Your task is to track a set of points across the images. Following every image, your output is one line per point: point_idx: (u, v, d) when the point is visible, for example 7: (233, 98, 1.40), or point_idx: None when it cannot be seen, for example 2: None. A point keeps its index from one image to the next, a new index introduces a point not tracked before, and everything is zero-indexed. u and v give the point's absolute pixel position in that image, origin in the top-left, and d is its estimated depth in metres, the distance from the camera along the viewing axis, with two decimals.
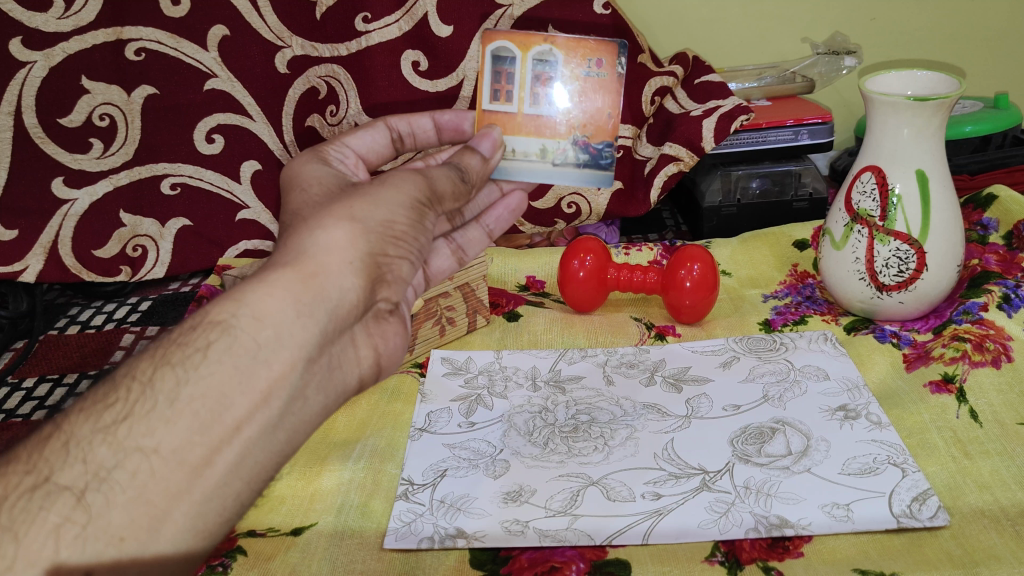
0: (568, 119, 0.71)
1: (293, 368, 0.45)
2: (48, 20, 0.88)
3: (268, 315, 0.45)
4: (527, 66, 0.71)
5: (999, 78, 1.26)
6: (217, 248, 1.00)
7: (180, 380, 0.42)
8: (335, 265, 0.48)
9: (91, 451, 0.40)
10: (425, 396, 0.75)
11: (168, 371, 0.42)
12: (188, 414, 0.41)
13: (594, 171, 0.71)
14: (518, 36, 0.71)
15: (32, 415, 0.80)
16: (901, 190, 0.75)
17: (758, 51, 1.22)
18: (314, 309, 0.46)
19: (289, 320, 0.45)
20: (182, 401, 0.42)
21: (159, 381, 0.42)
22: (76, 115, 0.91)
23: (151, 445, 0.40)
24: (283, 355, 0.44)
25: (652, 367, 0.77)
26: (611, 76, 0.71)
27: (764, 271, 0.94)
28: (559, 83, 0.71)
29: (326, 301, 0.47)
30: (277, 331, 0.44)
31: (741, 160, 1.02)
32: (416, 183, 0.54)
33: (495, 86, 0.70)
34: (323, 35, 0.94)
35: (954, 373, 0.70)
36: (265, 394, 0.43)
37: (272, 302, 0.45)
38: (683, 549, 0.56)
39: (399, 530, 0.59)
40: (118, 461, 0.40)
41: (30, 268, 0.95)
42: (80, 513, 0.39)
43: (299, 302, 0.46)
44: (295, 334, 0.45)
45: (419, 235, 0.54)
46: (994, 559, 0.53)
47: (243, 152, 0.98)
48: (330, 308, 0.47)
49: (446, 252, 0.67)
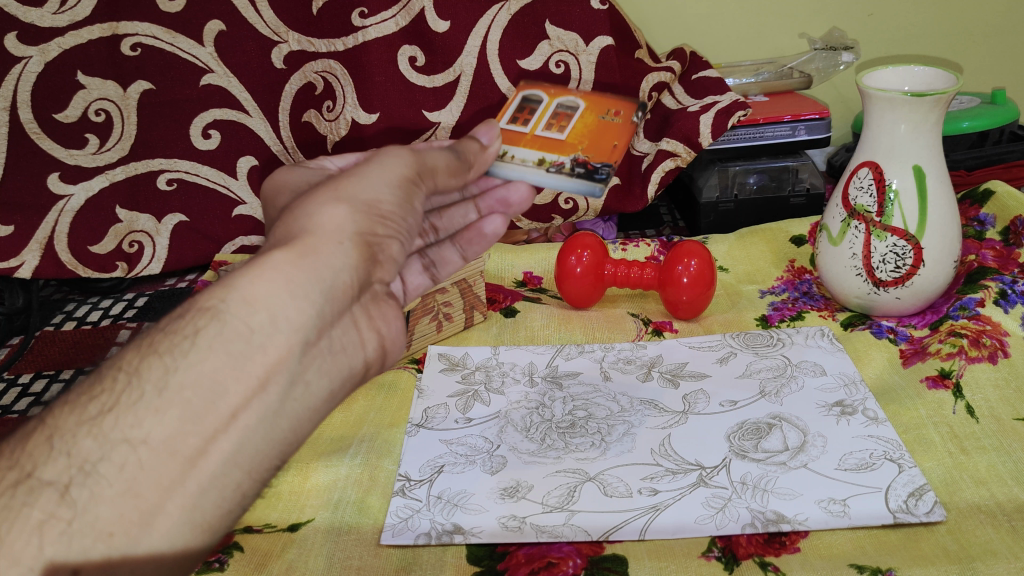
0: (573, 143, 0.72)
1: (290, 353, 0.44)
2: (44, 15, 0.88)
3: (259, 298, 0.44)
4: (551, 107, 0.77)
5: (997, 73, 1.26)
6: (212, 244, 1.00)
7: (168, 369, 0.42)
8: (324, 244, 0.48)
9: (75, 443, 0.40)
10: (422, 393, 0.75)
11: (155, 360, 0.42)
12: (177, 404, 0.41)
13: (586, 181, 0.68)
14: (552, 90, 0.79)
15: (28, 411, 0.80)
16: (898, 185, 0.75)
17: (756, 46, 1.22)
18: (309, 290, 0.46)
19: (283, 302, 0.44)
20: (170, 389, 0.41)
21: (146, 370, 0.42)
22: (72, 111, 0.91)
23: (139, 436, 0.40)
24: (278, 339, 0.44)
25: (649, 363, 0.77)
26: (624, 122, 0.75)
27: (761, 266, 0.94)
28: (576, 122, 0.75)
29: (320, 281, 0.46)
30: (270, 314, 0.44)
31: (738, 155, 1.02)
32: (401, 161, 0.54)
33: (517, 114, 0.76)
34: (319, 30, 0.94)
35: (950, 369, 0.70)
36: (263, 379, 0.43)
37: (262, 284, 0.44)
38: (680, 544, 0.56)
39: (397, 526, 0.59)
40: (104, 453, 0.40)
41: (25, 264, 0.94)
42: (65, 509, 0.39)
43: (292, 282, 0.45)
44: (290, 317, 0.44)
45: (407, 216, 0.54)
46: (990, 554, 0.53)
47: (239, 148, 0.97)
48: (324, 288, 0.46)
49: (419, 268, 0.66)
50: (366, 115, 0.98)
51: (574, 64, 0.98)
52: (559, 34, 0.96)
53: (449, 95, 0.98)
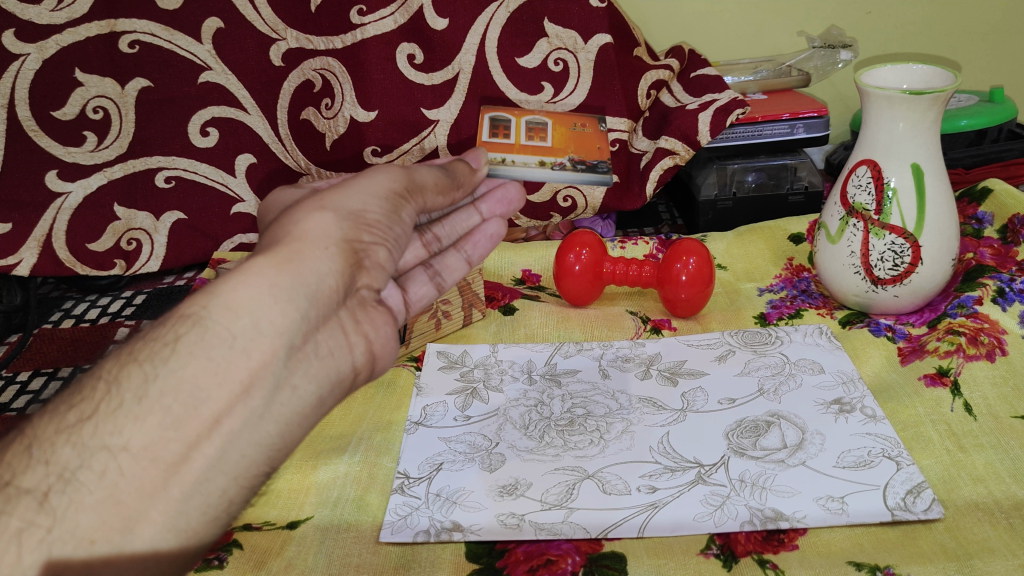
0: (562, 148, 0.76)
1: (274, 356, 0.44)
2: (41, 13, 0.89)
3: (241, 304, 0.44)
4: (521, 123, 0.79)
5: (994, 72, 1.26)
6: (211, 242, 1.00)
7: (148, 377, 0.42)
8: (310, 250, 0.48)
9: (54, 452, 0.40)
10: (421, 390, 0.75)
11: (135, 368, 0.42)
12: (158, 410, 0.41)
13: (593, 175, 0.72)
14: (514, 111, 0.82)
15: (26, 408, 0.80)
16: (896, 183, 0.75)
17: (755, 44, 1.22)
18: (292, 295, 0.46)
19: (266, 307, 0.44)
20: (151, 396, 0.41)
21: (126, 378, 0.42)
22: (70, 107, 0.91)
23: (118, 444, 0.40)
24: (263, 343, 0.44)
25: (648, 361, 0.77)
26: (594, 132, 0.80)
27: (759, 264, 0.94)
28: (552, 132, 0.79)
29: (304, 286, 0.46)
30: (254, 319, 0.44)
31: (737, 153, 1.02)
32: (390, 175, 0.55)
33: (494, 131, 0.78)
34: (317, 27, 0.94)
35: (949, 366, 0.71)
36: (246, 384, 0.43)
37: (245, 289, 0.44)
38: (678, 541, 0.56)
39: (396, 523, 0.59)
40: (84, 460, 0.40)
41: (24, 262, 0.94)
42: (44, 516, 0.39)
43: (275, 287, 0.45)
44: (274, 322, 0.44)
45: (394, 225, 0.55)
46: (989, 551, 0.53)
47: (238, 145, 0.97)
48: (309, 293, 0.46)
49: (424, 279, 0.64)
50: (365, 113, 0.97)
51: (573, 62, 0.97)
52: (557, 32, 0.96)
53: (447, 92, 0.97)
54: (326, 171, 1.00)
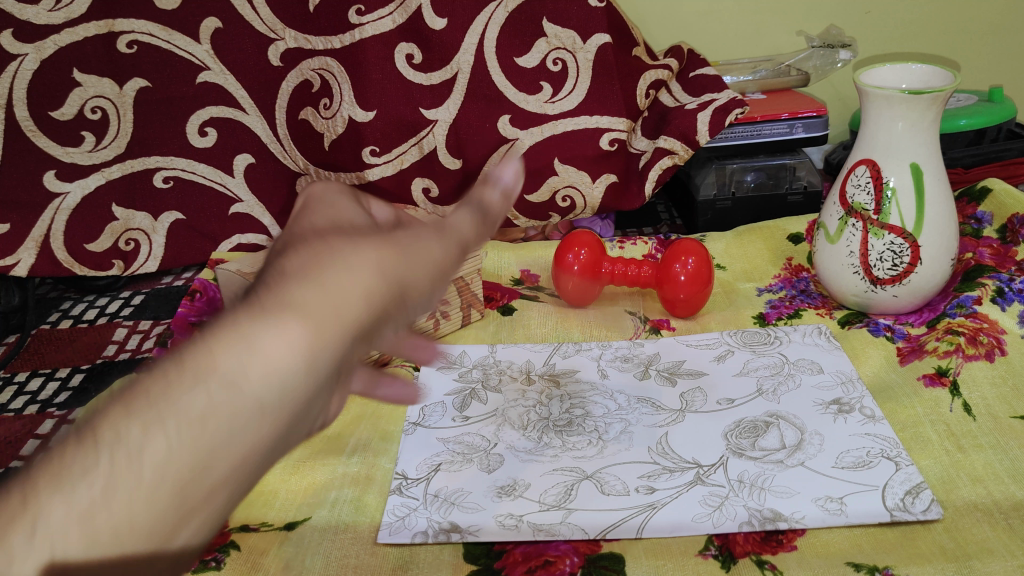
0: None
1: (330, 358, 0.32)
2: (39, 13, 0.89)
3: (313, 303, 0.31)
4: None
5: (993, 72, 1.26)
6: (210, 242, 0.99)
7: (211, 387, 0.29)
8: (410, 238, 0.36)
9: (47, 491, 0.28)
10: (422, 390, 0.75)
11: (164, 370, 0.29)
12: (186, 430, 0.28)
13: None
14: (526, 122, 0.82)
15: (24, 411, 0.79)
16: (895, 183, 0.75)
17: (754, 44, 1.22)
18: (400, 280, 0.34)
19: (372, 291, 0.33)
20: (180, 410, 0.28)
21: (170, 379, 0.29)
22: (68, 108, 0.92)
23: (130, 469, 0.28)
24: (320, 351, 0.31)
25: (648, 362, 0.77)
26: None
27: (758, 264, 0.94)
28: None
29: (418, 276, 0.35)
30: (338, 308, 0.31)
31: (736, 153, 1.02)
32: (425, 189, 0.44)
33: None
34: (316, 27, 0.94)
35: (948, 366, 0.70)
36: (281, 393, 0.30)
37: (350, 274, 0.33)
38: (677, 542, 0.56)
39: (394, 524, 0.59)
40: (101, 492, 0.28)
41: (21, 262, 0.94)
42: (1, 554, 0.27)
43: (384, 271, 0.34)
44: (356, 313, 0.32)
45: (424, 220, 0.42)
46: (987, 552, 0.53)
47: (236, 146, 0.97)
48: (415, 282, 0.35)
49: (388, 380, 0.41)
50: (363, 113, 0.96)
51: (572, 62, 0.97)
52: (557, 31, 0.96)
53: (445, 92, 0.97)
54: (325, 172, 0.99)
